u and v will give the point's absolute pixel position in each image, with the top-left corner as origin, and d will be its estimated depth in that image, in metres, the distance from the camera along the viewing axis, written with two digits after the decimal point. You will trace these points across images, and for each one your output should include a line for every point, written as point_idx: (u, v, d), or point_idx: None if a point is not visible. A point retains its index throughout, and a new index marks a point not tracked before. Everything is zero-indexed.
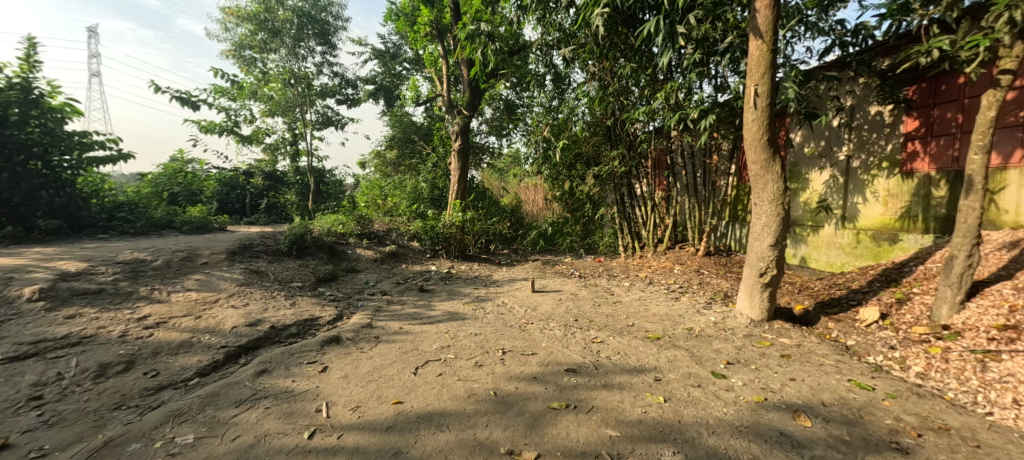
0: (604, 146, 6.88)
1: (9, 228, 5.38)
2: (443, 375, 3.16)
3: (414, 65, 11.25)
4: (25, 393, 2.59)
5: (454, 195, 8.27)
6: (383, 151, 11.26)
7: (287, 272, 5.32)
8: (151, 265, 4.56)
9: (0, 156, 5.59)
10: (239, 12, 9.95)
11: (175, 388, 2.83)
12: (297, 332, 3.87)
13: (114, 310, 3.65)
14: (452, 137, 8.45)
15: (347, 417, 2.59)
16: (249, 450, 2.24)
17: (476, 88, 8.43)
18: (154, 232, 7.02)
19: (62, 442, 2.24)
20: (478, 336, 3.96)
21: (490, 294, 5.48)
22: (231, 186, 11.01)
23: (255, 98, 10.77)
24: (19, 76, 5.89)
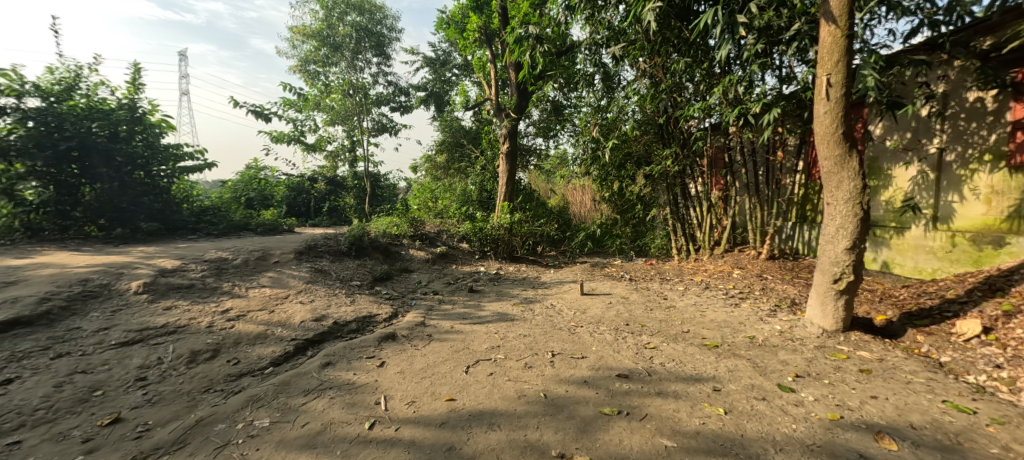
0: (656, 146, 6.65)
1: (119, 230, 6.28)
2: (494, 375, 3.17)
3: (463, 70, 11.45)
4: (133, 374, 2.90)
5: (502, 198, 8.33)
6: (433, 155, 11.53)
7: (346, 271, 5.58)
8: (231, 263, 4.95)
9: (111, 167, 6.34)
10: (304, 30, 10.56)
11: (253, 375, 3.05)
12: (356, 328, 4.05)
13: (202, 302, 4.00)
14: (500, 139, 8.51)
15: (404, 411, 2.66)
16: (317, 437, 2.36)
17: (524, 91, 8.43)
18: (232, 233, 7.65)
19: (162, 419, 2.49)
20: (527, 338, 3.94)
21: (538, 296, 5.46)
22: (298, 191, 11.77)
23: (318, 109, 11.42)
24: (127, 98, 6.62)
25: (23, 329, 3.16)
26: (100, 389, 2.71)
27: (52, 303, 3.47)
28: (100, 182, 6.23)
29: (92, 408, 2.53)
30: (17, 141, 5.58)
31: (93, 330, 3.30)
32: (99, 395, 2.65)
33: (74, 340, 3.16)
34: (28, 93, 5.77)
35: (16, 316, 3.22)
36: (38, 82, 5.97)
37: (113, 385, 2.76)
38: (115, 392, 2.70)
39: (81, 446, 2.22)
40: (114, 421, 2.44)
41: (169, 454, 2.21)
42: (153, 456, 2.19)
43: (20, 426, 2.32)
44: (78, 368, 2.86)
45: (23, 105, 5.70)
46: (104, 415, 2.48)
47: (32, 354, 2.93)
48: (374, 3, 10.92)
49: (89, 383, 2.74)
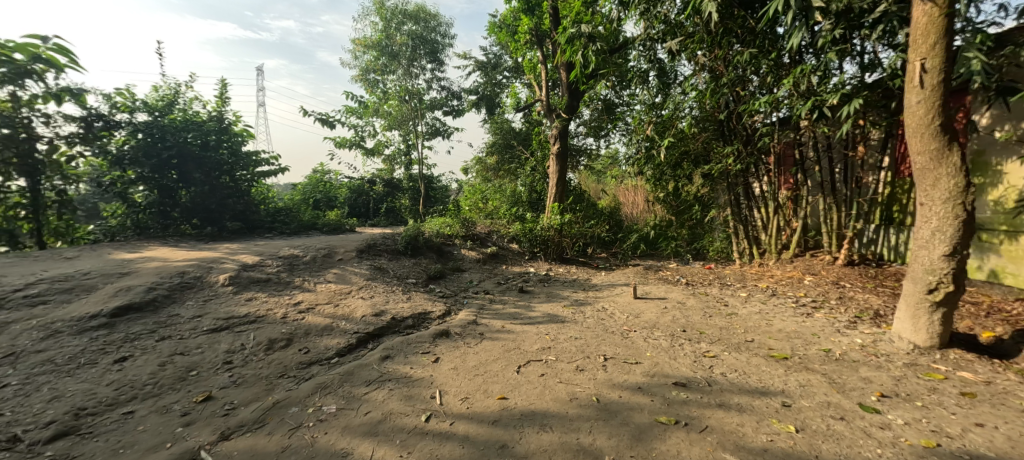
0: (716, 143, 6.29)
1: (210, 229, 6.93)
2: (546, 376, 3.14)
3: (513, 73, 11.49)
4: (221, 357, 3.15)
5: (552, 199, 8.26)
6: (484, 157, 11.64)
7: (402, 270, 5.77)
8: (301, 259, 5.27)
9: (204, 173, 7.02)
10: (365, 41, 11.09)
11: (321, 364, 3.23)
12: (412, 324, 4.16)
13: (277, 295, 4.29)
14: (551, 140, 8.44)
15: (458, 407, 2.70)
16: (378, 425, 2.48)
17: (576, 91, 8.31)
18: (302, 232, 8.15)
19: (246, 400, 2.70)
20: (578, 340, 3.87)
21: (590, 298, 5.35)
22: (359, 193, 12.38)
23: (377, 115, 11.94)
24: (217, 110, 7.28)
25: (134, 314, 3.54)
26: (195, 369, 2.97)
27: (157, 292, 3.86)
28: (194, 186, 6.90)
29: (189, 385, 2.79)
30: (133, 151, 6.40)
31: (189, 317, 3.62)
32: (194, 375, 2.91)
33: (174, 325, 3.49)
34: (139, 109, 6.50)
35: (129, 303, 3.61)
36: (146, 99, 6.70)
37: (206, 366, 3.02)
38: (207, 373, 2.95)
39: (180, 419, 2.47)
40: (206, 398, 2.68)
41: (251, 431, 2.41)
42: (238, 432, 2.40)
43: (133, 398, 2.61)
44: (177, 350, 3.16)
45: (134, 120, 6.44)
46: (198, 393, 2.73)
47: (141, 336, 3.27)
48: (429, 12, 11.24)
49: (186, 364, 3.01)
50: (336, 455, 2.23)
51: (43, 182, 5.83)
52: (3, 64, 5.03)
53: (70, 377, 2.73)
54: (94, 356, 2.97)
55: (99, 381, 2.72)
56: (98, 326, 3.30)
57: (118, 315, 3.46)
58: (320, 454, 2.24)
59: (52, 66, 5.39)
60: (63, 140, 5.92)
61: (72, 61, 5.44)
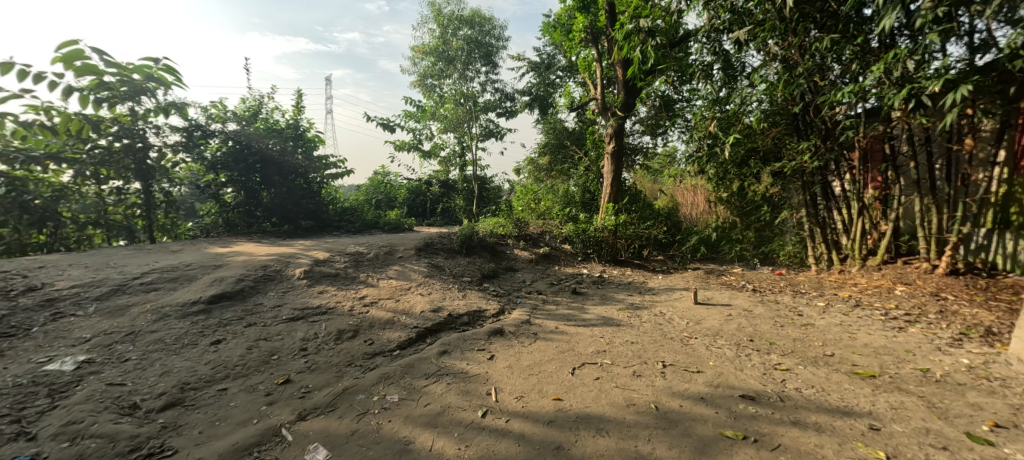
0: (789, 139, 5.86)
1: (286, 227, 7.49)
2: (601, 379, 3.06)
3: (567, 71, 11.22)
4: (298, 344, 3.38)
5: (607, 199, 8.07)
6: (536, 158, 11.53)
7: (458, 268, 5.89)
8: (365, 256, 5.55)
9: (283, 176, 7.62)
10: (423, 47, 11.46)
11: (384, 355, 3.37)
12: (467, 321, 4.23)
13: (345, 289, 4.54)
14: (606, 139, 8.25)
15: (513, 404, 2.72)
16: (438, 417, 2.56)
17: (633, 88, 8.05)
18: (366, 231, 8.55)
19: (319, 385, 2.88)
20: (635, 345, 3.74)
21: (646, 302, 5.17)
22: (417, 193, 12.82)
23: (434, 119, 12.30)
24: (293, 119, 7.85)
25: (226, 301, 3.90)
26: (277, 354, 3.21)
27: (244, 283, 4.22)
28: (275, 188, 7.50)
29: (272, 368, 3.03)
30: (223, 156, 7.04)
31: (271, 306, 3.93)
32: (276, 359, 3.15)
33: (259, 313, 3.80)
34: (230, 119, 7.16)
35: (222, 291, 3.98)
36: (235, 110, 7.38)
37: (285, 351, 3.26)
38: (286, 357, 3.18)
39: (265, 398, 2.69)
40: (286, 381, 2.89)
41: (324, 414, 2.58)
42: (313, 414, 2.58)
43: (226, 377, 2.87)
44: (262, 336, 3.43)
45: (226, 129, 7.09)
46: (279, 376, 2.95)
47: (232, 322, 3.59)
48: (483, 16, 11.41)
49: (269, 348, 3.27)
50: (400, 442, 2.33)
51: (155, 186, 6.73)
52: (124, 83, 5.74)
53: (177, 354, 3.05)
54: (196, 337, 3.30)
55: (199, 360, 3.01)
56: (198, 311, 3.66)
57: (213, 302, 3.83)
58: (384, 440, 2.35)
59: (161, 84, 6.06)
60: (170, 148, 6.66)
61: (178, 79, 6.10)
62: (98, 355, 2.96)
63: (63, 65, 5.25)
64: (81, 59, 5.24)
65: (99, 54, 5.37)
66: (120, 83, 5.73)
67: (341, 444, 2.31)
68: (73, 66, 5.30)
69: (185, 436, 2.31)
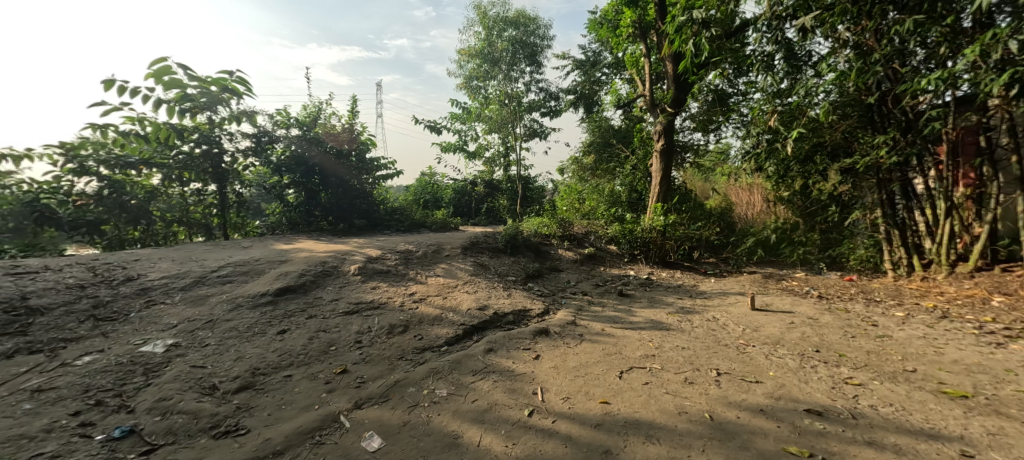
0: (863, 132, 5.41)
1: (342, 226, 7.87)
2: (650, 385, 2.98)
3: (614, 68, 10.80)
4: (354, 336, 3.55)
5: (655, 199, 7.81)
6: (580, 157, 11.28)
7: (502, 267, 5.93)
8: (414, 254, 5.72)
9: (340, 177, 8.01)
10: (469, 50, 11.62)
11: (433, 351, 3.46)
12: (512, 320, 4.25)
13: (396, 285, 4.71)
14: (655, 136, 7.97)
15: (559, 405, 2.71)
16: (485, 413, 2.60)
17: (684, 83, 7.63)
18: (415, 230, 8.78)
19: (374, 376, 3.01)
20: (686, 350, 3.60)
21: (698, 306, 4.96)
22: (462, 193, 13.05)
23: (479, 120, 12.46)
24: (348, 123, 8.24)
25: (290, 294, 4.16)
26: (335, 345, 3.39)
27: (306, 277, 4.48)
28: (332, 189, 7.91)
29: (330, 358, 3.20)
30: (287, 161, 7.50)
31: (329, 300, 4.15)
32: (334, 349, 3.32)
33: (318, 306, 4.02)
34: (293, 125, 7.63)
35: (286, 285, 4.25)
36: (297, 116, 7.84)
37: (342, 343, 3.43)
38: (344, 349, 3.35)
39: (325, 385, 2.85)
40: (343, 371, 3.04)
41: (378, 404, 2.69)
42: (368, 403, 2.69)
43: (291, 364, 3.06)
44: (321, 327, 3.63)
45: (289, 134, 7.57)
46: (337, 366, 3.11)
47: (295, 313, 3.83)
48: (528, 16, 11.39)
49: (328, 339, 3.45)
50: (448, 436, 2.39)
51: (228, 188, 7.28)
52: (203, 95, 6.27)
53: (249, 342, 3.30)
54: (264, 327, 3.55)
55: (267, 348, 3.23)
56: (266, 302, 3.94)
57: (279, 295, 4.09)
58: (434, 433, 2.42)
59: (234, 94, 6.56)
60: (241, 153, 7.19)
61: (248, 89, 6.58)
62: (183, 339, 3.26)
63: (154, 80, 5.81)
64: (168, 75, 5.77)
65: (184, 69, 5.89)
66: (200, 95, 6.25)
67: (394, 434, 2.40)
68: (161, 80, 5.84)
69: (256, 417, 2.49)
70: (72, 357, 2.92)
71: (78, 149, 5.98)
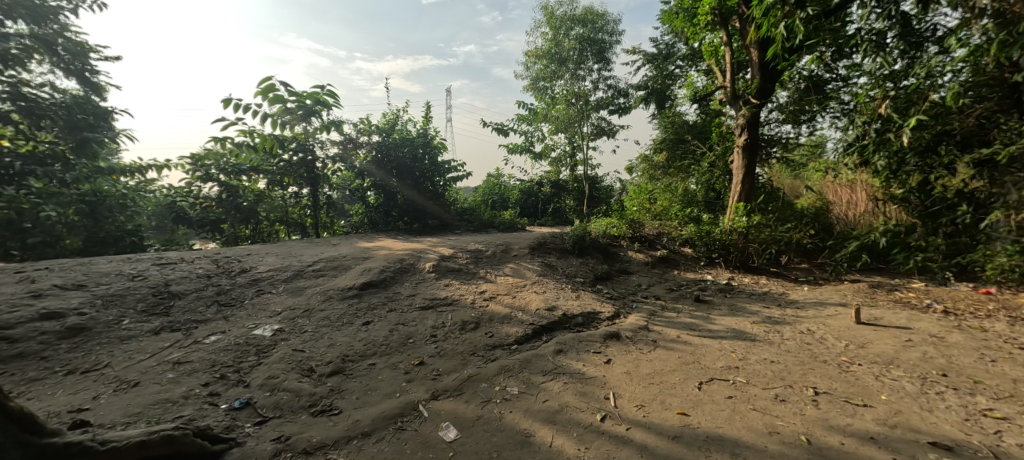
0: (1005, 117, 4.70)
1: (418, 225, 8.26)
2: (734, 399, 2.78)
3: (689, 60, 9.83)
4: (429, 331, 3.71)
5: (736, 199, 7.27)
6: (651, 154, 10.67)
7: (571, 268, 5.88)
8: (483, 253, 5.86)
9: (416, 180, 8.38)
10: (536, 51, 11.63)
11: (503, 349, 3.52)
12: (582, 322, 4.19)
13: (468, 283, 4.86)
14: (736, 131, 7.39)
15: (634, 412, 2.62)
16: (556, 414, 2.59)
17: (771, 71, 7.01)
18: (484, 229, 8.90)
19: (448, 369, 3.13)
20: (775, 364, 3.31)
21: (788, 316, 4.53)
22: (529, 194, 13.11)
23: (547, 120, 12.43)
24: (423, 128, 8.63)
25: (373, 288, 4.45)
26: (412, 338, 3.57)
27: (386, 273, 4.76)
28: (407, 190, 8.28)
29: (409, 350, 3.37)
30: (368, 164, 8.02)
31: (407, 295, 4.38)
32: (412, 342, 3.50)
33: (397, 301, 4.26)
34: (374, 132, 8.15)
35: (370, 280, 4.56)
36: (378, 124, 8.35)
37: (419, 336, 3.60)
38: (420, 342, 3.52)
39: (404, 375, 3.01)
40: (420, 363, 3.19)
41: (453, 397, 2.79)
42: (444, 395, 2.81)
43: (375, 354, 3.28)
44: (400, 320, 3.85)
45: (371, 141, 8.08)
46: (414, 357, 3.27)
47: (378, 306, 4.09)
48: (597, 12, 11.13)
49: (407, 332, 3.65)
50: (520, 434, 2.42)
51: (319, 190, 7.97)
52: (301, 108, 6.90)
53: (339, 330, 3.59)
54: (351, 317, 3.83)
55: (354, 337, 3.49)
56: (353, 295, 4.25)
57: (364, 289, 4.40)
58: (507, 430, 2.46)
59: (325, 106, 7.16)
60: (330, 160, 7.83)
61: (337, 102, 7.15)
62: (286, 325, 3.63)
63: (262, 97, 6.51)
64: (273, 92, 6.45)
65: (286, 86, 6.54)
66: (298, 108, 6.89)
67: (468, 427, 2.48)
68: (267, 97, 6.54)
69: (346, 399, 2.70)
70: (201, 336, 3.37)
71: (204, 160, 7.05)
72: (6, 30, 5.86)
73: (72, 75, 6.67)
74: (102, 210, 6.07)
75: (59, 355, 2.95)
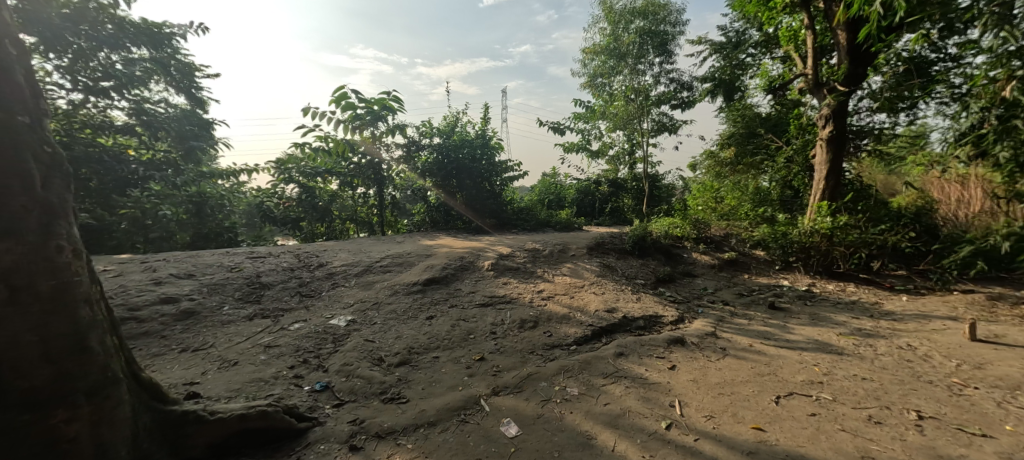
0: None
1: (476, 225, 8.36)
2: (818, 417, 2.55)
3: (763, 47, 8.90)
4: (489, 328, 3.77)
5: (819, 197, 6.68)
6: (717, 150, 10.06)
7: (631, 269, 5.71)
8: (541, 252, 5.85)
9: (475, 181, 8.51)
10: (594, 47, 11.39)
11: (562, 349, 3.49)
12: (643, 326, 4.06)
13: (526, 282, 4.89)
14: (820, 122, 6.76)
15: (702, 423, 2.49)
16: (618, 418, 2.53)
17: (863, 53, 6.33)
18: (540, 228, 8.86)
19: (507, 366, 3.16)
20: (866, 382, 3.00)
21: (881, 329, 4.08)
22: (586, 193, 12.89)
23: (604, 117, 12.15)
24: (482, 130, 8.78)
25: (436, 284, 4.61)
26: (473, 334, 3.65)
27: (448, 270, 4.91)
28: (466, 190, 8.44)
29: (469, 346, 3.45)
30: (429, 165, 8.20)
31: (467, 292, 4.49)
32: (472, 338, 3.58)
33: (458, 297, 4.38)
34: (436, 134, 8.41)
35: (433, 276, 4.72)
36: (439, 127, 8.61)
37: (479, 332, 3.68)
38: (480, 338, 3.59)
39: (466, 370, 3.09)
40: (481, 358, 3.26)
41: (513, 393, 2.82)
42: (504, 391, 2.84)
43: (438, 347, 3.40)
44: (461, 316, 3.94)
45: (432, 143, 8.34)
46: (475, 353, 3.34)
47: (440, 302, 4.23)
48: (659, 3, 10.67)
49: (467, 328, 3.73)
50: (582, 435, 2.39)
51: (385, 191, 8.38)
52: (369, 114, 7.27)
53: (405, 323, 3.75)
54: (416, 312, 4.00)
55: (419, 330, 3.63)
56: (417, 290, 4.43)
57: (427, 284, 4.57)
58: (568, 430, 2.44)
59: (390, 111, 7.50)
60: (395, 162, 8.19)
61: (402, 106, 7.45)
62: (358, 316, 3.86)
63: (335, 105, 6.95)
64: (345, 100, 6.86)
65: (356, 93, 6.93)
66: (366, 114, 7.27)
67: (529, 424, 2.49)
68: (340, 105, 6.98)
69: (413, 389, 2.82)
70: (287, 323, 3.68)
71: (286, 163, 7.90)
72: (132, 55, 6.72)
73: (181, 92, 7.52)
74: (206, 209, 6.91)
75: (175, 334, 3.36)
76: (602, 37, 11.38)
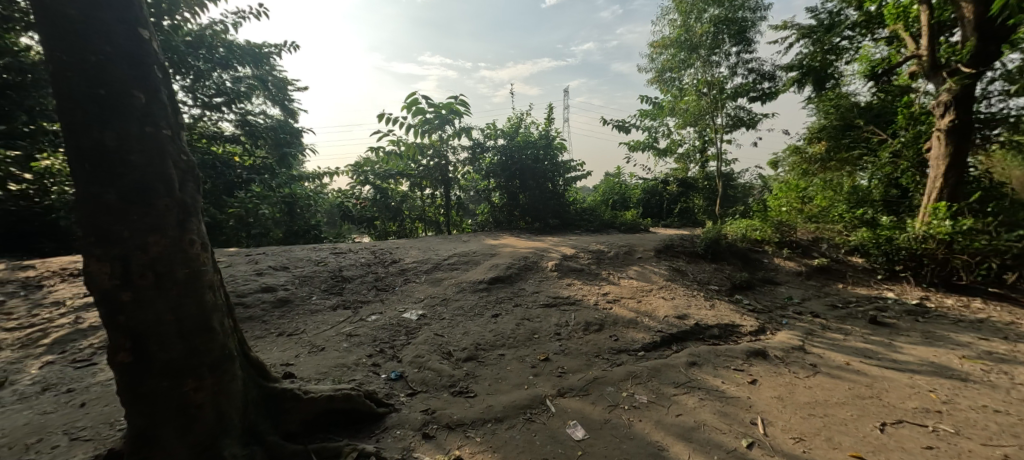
0: None
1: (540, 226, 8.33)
2: (936, 451, 2.23)
3: (862, 28, 8.01)
4: (553, 329, 3.73)
5: (934, 198, 5.85)
6: (803, 146, 9.18)
7: (703, 274, 5.38)
8: (605, 254, 5.70)
9: (538, 182, 8.46)
10: (663, 41, 10.91)
11: (629, 354, 3.37)
12: (718, 334, 3.80)
13: (591, 284, 4.78)
14: (936, 110, 5.93)
15: (791, 446, 2.28)
16: (692, 431, 2.39)
17: (995, 28, 5.44)
18: (604, 229, 8.63)
19: (573, 368, 3.11)
20: (998, 414, 2.57)
21: (1017, 354, 3.47)
22: (653, 193, 12.40)
23: (673, 114, 11.61)
24: (545, 130, 8.75)
25: (501, 283, 4.67)
26: (537, 333, 3.63)
27: (512, 269, 4.95)
28: (530, 191, 8.42)
29: (534, 345, 3.44)
30: (494, 166, 8.31)
31: (532, 292, 4.49)
32: (537, 337, 3.57)
33: (523, 296, 4.39)
34: (501, 136, 8.52)
35: (498, 275, 4.78)
36: (502, 128, 8.71)
37: (544, 332, 3.66)
38: (544, 338, 3.56)
39: (531, 369, 3.09)
40: (545, 359, 3.24)
41: (580, 396, 2.77)
42: (571, 393, 2.80)
43: (504, 345, 3.43)
44: (526, 315, 3.95)
45: (497, 144, 8.45)
46: (539, 353, 3.33)
47: (504, 301, 4.27)
48: None
49: (532, 328, 3.72)
50: (652, 446, 2.28)
51: (451, 191, 8.63)
52: (437, 117, 7.55)
53: (471, 320, 3.83)
54: (481, 309, 4.07)
55: (485, 328, 3.69)
56: (483, 288, 4.52)
57: (493, 283, 4.64)
58: (637, 438, 2.34)
59: (457, 114, 7.71)
60: (460, 163, 8.41)
61: (468, 109, 7.64)
62: (428, 311, 4.01)
63: (406, 109, 7.29)
64: (416, 104, 7.18)
65: (426, 98, 7.22)
66: (435, 117, 7.56)
67: (596, 429, 2.43)
68: (411, 109, 7.30)
69: (480, 384, 2.87)
70: (365, 314, 3.92)
71: (363, 166, 8.41)
72: (240, 73, 7.56)
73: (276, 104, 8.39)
74: (296, 208, 7.56)
75: (273, 320, 3.71)
76: (673, 29, 10.87)
